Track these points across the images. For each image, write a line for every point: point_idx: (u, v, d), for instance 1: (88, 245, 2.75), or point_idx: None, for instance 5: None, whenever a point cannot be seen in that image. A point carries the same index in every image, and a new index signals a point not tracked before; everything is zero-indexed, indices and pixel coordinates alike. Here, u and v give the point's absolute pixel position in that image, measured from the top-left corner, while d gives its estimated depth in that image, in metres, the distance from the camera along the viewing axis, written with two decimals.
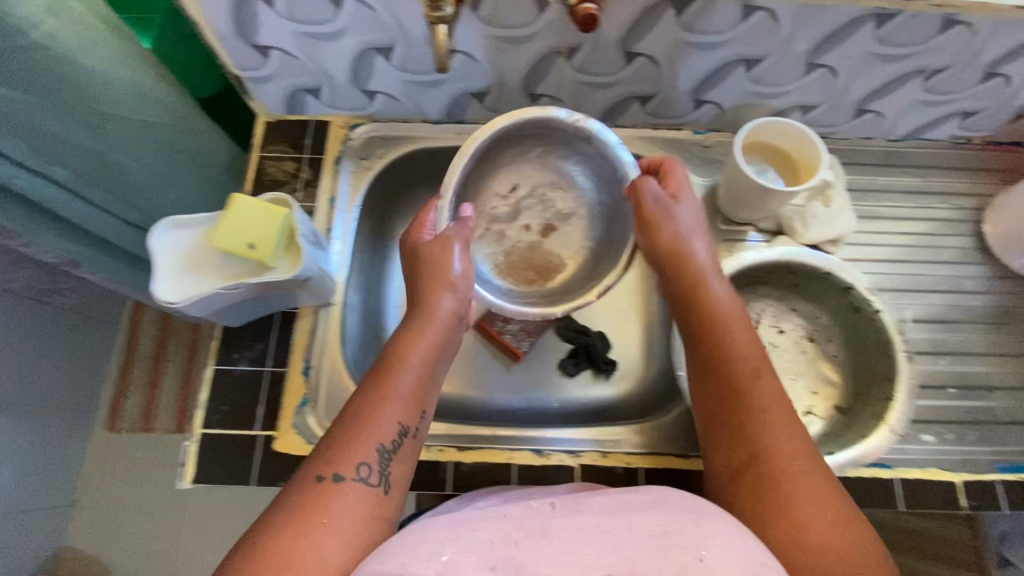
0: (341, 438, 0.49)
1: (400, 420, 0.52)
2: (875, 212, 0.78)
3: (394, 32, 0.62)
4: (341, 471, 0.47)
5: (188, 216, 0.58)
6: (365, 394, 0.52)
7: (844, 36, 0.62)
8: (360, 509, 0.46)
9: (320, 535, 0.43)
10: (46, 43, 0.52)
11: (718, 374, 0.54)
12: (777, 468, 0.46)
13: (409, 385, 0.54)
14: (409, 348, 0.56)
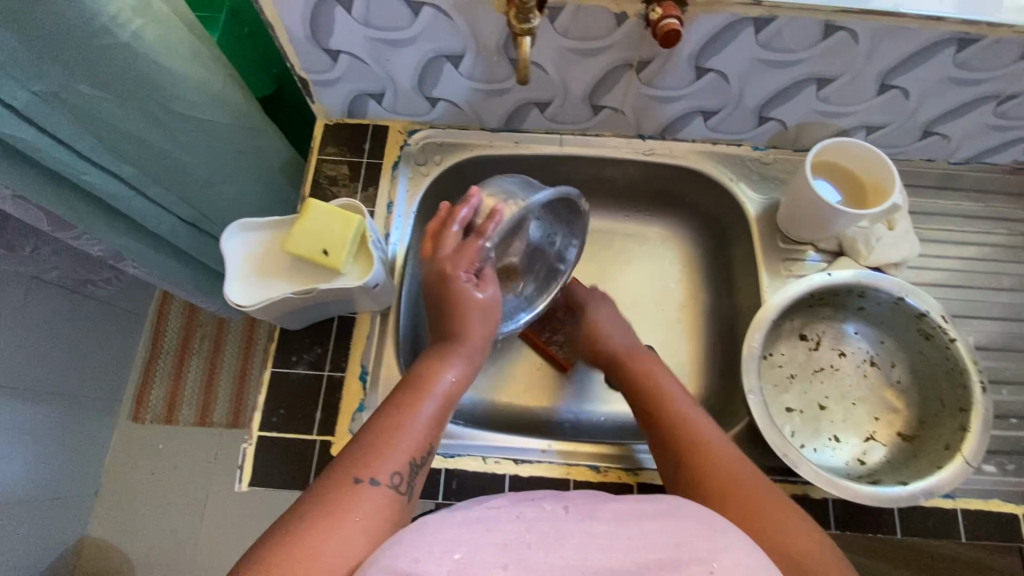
0: (371, 443, 0.50)
1: (430, 437, 0.53)
2: (937, 235, 0.76)
3: (467, 41, 0.62)
4: (376, 476, 0.47)
5: (262, 217, 0.59)
6: (396, 401, 0.54)
7: (922, 58, 0.61)
8: (388, 512, 0.46)
9: (351, 535, 0.43)
10: (133, 44, 0.53)
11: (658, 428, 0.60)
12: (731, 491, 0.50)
13: (438, 398, 0.55)
14: (442, 369, 0.58)
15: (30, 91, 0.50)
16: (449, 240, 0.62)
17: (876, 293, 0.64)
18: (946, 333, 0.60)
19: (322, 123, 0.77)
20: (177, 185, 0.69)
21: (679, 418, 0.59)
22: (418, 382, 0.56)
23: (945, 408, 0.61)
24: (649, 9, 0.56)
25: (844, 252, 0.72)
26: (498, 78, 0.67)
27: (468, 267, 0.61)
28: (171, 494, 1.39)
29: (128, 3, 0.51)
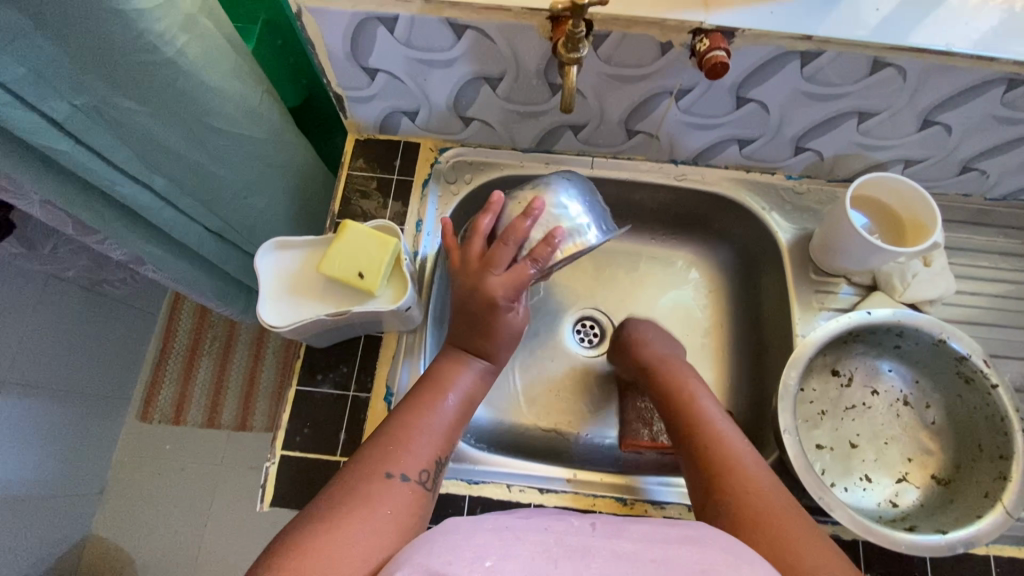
0: (397, 437, 0.53)
1: (449, 434, 0.56)
2: (975, 271, 0.74)
3: (508, 64, 0.61)
4: (406, 472, 0.51)
5: (296, 236, 0.59)
6: (416, 397, 0.57)
7: (969, 96, 0.60)
8: (414, 505, 0.50)
9: (381, 526, 0.46)
10: (177, 60, 0.53)
11: (684, 432, 0.60)
12: (752, 498, 0.51)
13: (457, 394, 0.58)
14: (461, 368, 0.60)
15: (70, 105, 0.50)
16: (503, 256, 0.59)
17: (914, 334, 0.63)
18: (988, 379, 0.59)
19: (353, 138, 0.76)
20: (206, 196, 0.69)
21: (705, 424, 0.59)
22: (437, 380, 0.59)
23: (983, 454, 0.60)
24: (696, 41, 0.55)
25: (878, 286, 0.71)
26: (535, 101, 0.67)
27: (513, 292, 0.59)
28: (176, 496, 1.37)
29: (175, 20, 0.51)
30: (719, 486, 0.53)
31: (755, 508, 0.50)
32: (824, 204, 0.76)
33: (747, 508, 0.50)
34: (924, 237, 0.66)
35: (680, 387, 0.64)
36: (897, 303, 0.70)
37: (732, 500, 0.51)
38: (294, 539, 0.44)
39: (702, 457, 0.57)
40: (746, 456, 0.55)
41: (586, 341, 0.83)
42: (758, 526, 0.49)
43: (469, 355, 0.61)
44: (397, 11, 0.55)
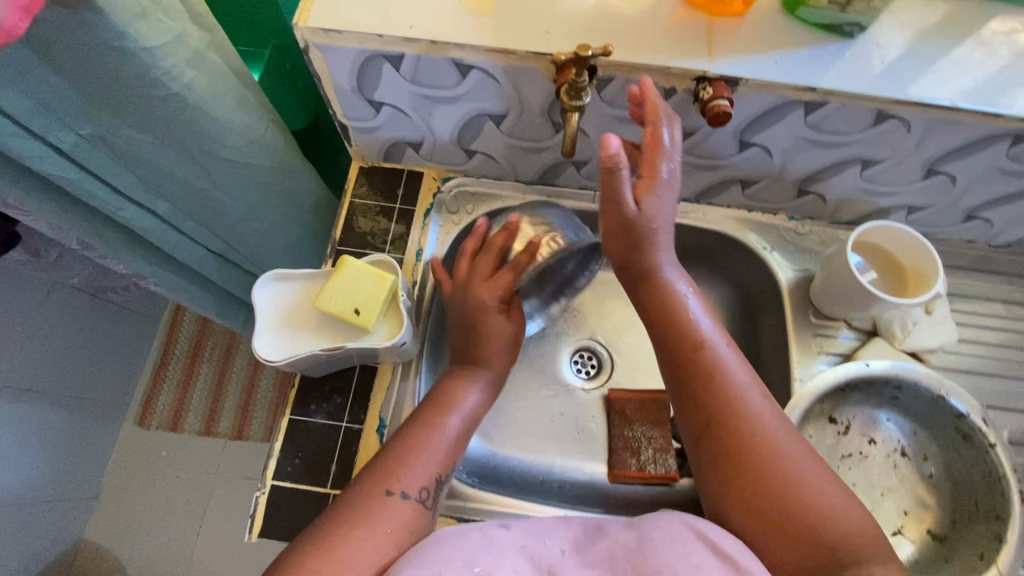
0: (399, 457, 0.53)
1: (454, 455, 0.56)
2: (978, 319, 0.73)
3: (512, 102, 0.61)
4: (405, 491, 0.51)
5: (295, 269, 0.60)
6: (420, 417, 0.57)
7: (974, 149, 0.60)
8: (413, 527, 0.49)
9: (376, 548, 0.47)
10: (184, 95, 0.53)
11: (683, 370, 0.55)
12: (758, 455, 0.49)
13: (459, 416, 0.58)
14: (465, 389, 0.61)
15: (76, 134, 0.51)
16: (485, 266, 0.64)
17: (914, 388, 0.63)
18: (986, 437, 0.60)
19: (357, 165, 0.77)
20: (208, 220, 0.69)
21: (711, 359, 0.54)
22: (444, 402, 0.59)
23: (979, 513, 0.60)
24: (699, 88, 0.56)
25: (878, 332, 0.70)
26: (539, 137, 0.67)
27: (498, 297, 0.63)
28: (168, 505, 1.37)
29: (182, 56, 0.51)
30: (721, 438, 0.51)
31: (757, 465, 0.48)
32: (827, 246, 0.75)
33: (753, 469, 0.49)
34: (925, 288, 0.66)
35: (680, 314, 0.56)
36: (897, 350, 0.69)
37: (737, 459, 0.49)
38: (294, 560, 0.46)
39: (703, 404, 0.53)
40: (751, 398, 0.52)
41: (584, 372, 0.82)
42: (765, 489, 0.48)
43: (478, 368, 0.63)
44: (403, 49, 0.56)
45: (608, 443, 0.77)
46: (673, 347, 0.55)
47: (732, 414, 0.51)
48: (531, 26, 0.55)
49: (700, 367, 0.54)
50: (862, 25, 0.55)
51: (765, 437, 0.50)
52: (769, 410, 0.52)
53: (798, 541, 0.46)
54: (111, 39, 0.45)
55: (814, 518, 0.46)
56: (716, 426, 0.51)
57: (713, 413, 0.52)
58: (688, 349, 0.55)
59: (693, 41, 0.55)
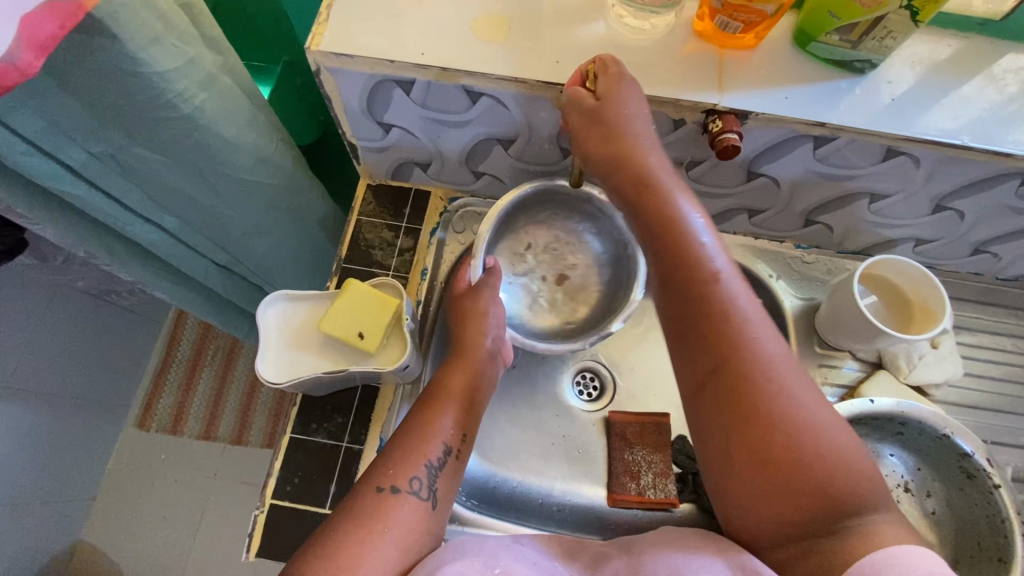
0: (393, 453, 0.55)
1: (450, 442, 0.57)
2: (984, 353, 0.73)
3: (521, 127, 0.62)
4: (397, 484, 0.52)
5: (302, 290, 0.62)
6: (418, 413, 0.59)
7: (982, 187, 0.60)
8: (414, 522, 0.50)
9: (378, 544, 0.47)
10: (195, 116, 0.53)
11: (694, 310, 0.51)
12: (768, 406, 0.47)
13: (456, 407, 0.59)
14: (458, 374, 0.62)
15: (87, 153, 0.52)
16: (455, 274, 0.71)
17: (918, 425, 0.63)
18: (990, 478, 0.60)
19: (365, 183, 0.77)
20: (215, 234, 0.69)
21: (721, 298, 0.50)
22: (439, 393, 0.60)
23: (982, 552, 0.60)
24: (709, 120, 0.56)
25: (883, 365, 0.70)
26: (547, 161, 0.67)
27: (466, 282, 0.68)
28: (165, 509, 1.36)
29: (195, 79, 0.52)
30: (729, 387, 0.48)
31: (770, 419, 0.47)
32: (833, 275, 0.75)
33: (760, 421, 0.47)
34: (931, 325, 0.65)
35: (685, 239, 0.52)
36: (901, 384, 0.69)
37: (745, 412, 0.47)
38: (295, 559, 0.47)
39: (710, 347, 0.50)
40: (765, 342, 0.49)
41: (585, 394, 0.81)
42: (772, 443, 0.46)
43: (473, 350, 0.63)
44: (414, 75, 0.56)
45: (607, 467, 0.76)
46: (679, 281, 0.52)
47: (744, 360, 0.48)
48: (541, 56, 0.56)
49: (710, 308, 0.50)
50: (873, 62, 0.55)
51: (778, 386, 0.47)
52: (779, 355, 0.49)
53: (805, 495, 0.45)
54: (126, 63, 0.45)
55: (822, 473, 0.45)
56: (725, 374, 0.48)
57: (722, 359, 0.49)
58: (695, 286, 0.51)
59: (703, 74, 0.56)
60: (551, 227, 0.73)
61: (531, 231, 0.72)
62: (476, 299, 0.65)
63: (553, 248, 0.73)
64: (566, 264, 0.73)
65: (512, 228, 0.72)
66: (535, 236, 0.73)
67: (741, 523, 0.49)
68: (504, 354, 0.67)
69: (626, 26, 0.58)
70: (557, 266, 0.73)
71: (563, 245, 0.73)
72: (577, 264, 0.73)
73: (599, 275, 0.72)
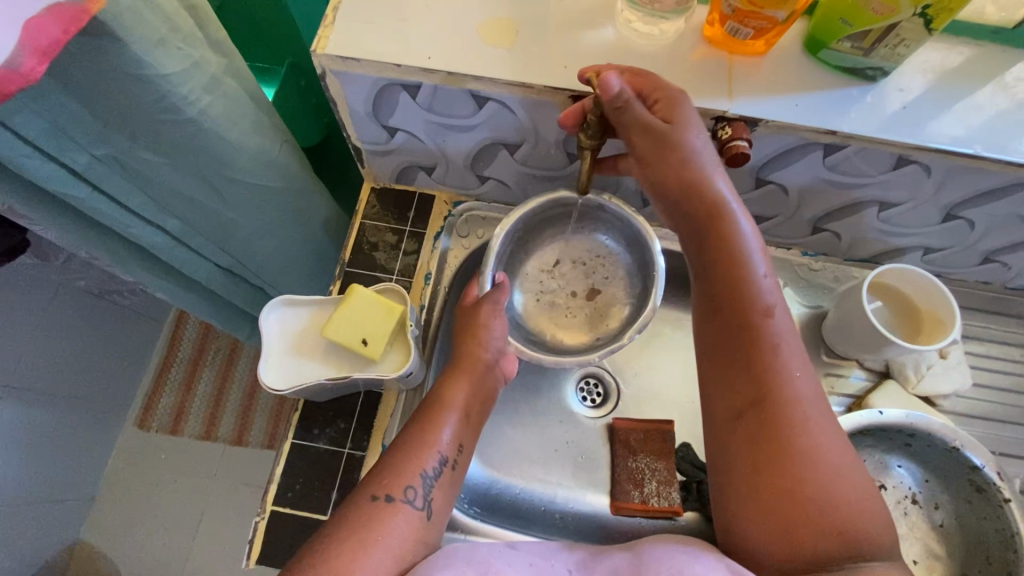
0: (390, 461, 0.54)
1: (448, 452, 0.56)
2: (992, 364, 0.72)
3: (527, 132, 0.61)
4: (391, 493, 0.52)
5: (304, 296, 0.61)
6: (417, 421, 0.58)
7: (993, 197, 0.59)
8: (408, 532, 0.50)
9: (371, 553, 0.47)
10: (199, 119, 0.53)
11: (742, 335, 0.53)
12: (802, 439, 0.48)
13: (456, 416, 0.58)
14: (456, 385, 0.60)
15: (90, 155, 0.51)
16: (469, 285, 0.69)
17: (928, 437, 0.62)
18: (1000, 492, 0.59)
19: (369, 186, 0.76)
20: (218, 237, 0.69)
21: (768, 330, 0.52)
22: (437, 404, 0.59)
23: (992, 567, 0.60)
24: (718, 127, 0.55)
25: (890, 374, 0.70)
26: (553, 166, 0.66)
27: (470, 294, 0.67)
28: (164, 509, 1.35)
29: (200, 82, 0.51)
30: (766, 414, 0.50)
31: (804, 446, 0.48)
32: (840, 283, 0.75)
33: (790, 451, 0.48)
34: (940, 335, 0.65)
35: (740, 272, 0.53)
36: (909, 394, 0.68)
37: (778, 440, 0.49)
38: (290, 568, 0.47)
39: (753, 375, 0.51)
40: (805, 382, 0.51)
41: (589, 400, 0.80)
42: (797, 473, 0.47)
43: (472, 361, 0.62)
44: (420, 79, 0.55)
45: (610, 474, 0.76)
46: (726, 309, 0.54)
47: (784, 393, 0.50)
48: (549, 60, 0.55)
49: (757, 340, 0.52)
50: (885, 70, 0.55)
51: (815, 424, 0.49)
52: (819, 397, 0.51)
53: (819, 524, 0.46)
54: (130, 66, 0.45)
55: (839, 511, 0.46)
56: (765, 402, 0.50)
57: (765, 388, 0.50)
58: (745, 317, 0.53)
59: (712, 80, 0.55)
60: (584, 241, 0.73)
61: (564, 245, 0.73)
62: (476, 313, 0.63)
63: (583, 263, 0.74)
64: (600, 278, 0.73)
65: (536, 242, 0.73)
66: (570, 251, 0.74)
67: (741, 541, 0.49)
68: (507, 366, 0.65)
69: (635, 31, 0.57)
70: (587, 280, 0.74)
71: (593, 261, 0.73)
72: (611, 278, 0.73)
73: (632, 289, 0.71)
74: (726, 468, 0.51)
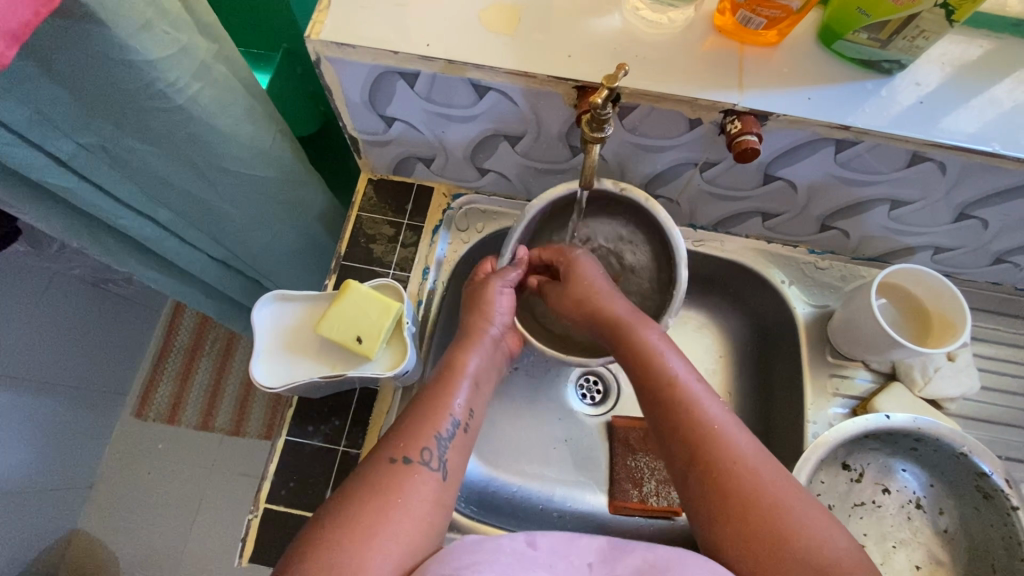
0: (405, 425, 0.52)
1: (459, 414, 0.54)
2: (1001, 368, 0.70)
3: (529, 123, 0.59)
4: (409, 455, 0.49)
5: (297, 291, 0.60)
6: (428, 389, 0.55)
7: (1009, 196, 0.57)
8: (426, 494, 0.48)
9: (389, 519, 0.45)
10: (189, 107, 0.51)
11: (660, 407, 0.55)
12: (738, 481, 0.49)
13: (466, 388, 0.56)
14: (465, 355, 0.59)
15: (75, 143, 0.49)
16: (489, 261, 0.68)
17: (935, 442, 0.61)
18: (1008, 499, 0.58)
19: (366, 178, 0.74)
20: (210, 227, 0.67)
21: (683, 395, 0.54)
22: (447, 370, 0.57)
23: None
24: (727, 121, 0.53)
25: (897, 376, 0.68)
26: (556, 159, 0.65)
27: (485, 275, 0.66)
28: (162, 498, 1.35)
29: (189, 68, 0.49)
30: (704, 470, 0.51)
31: (744, 487, 0.49)
32: (847, 282, 0.73)
33: (737, 497, 0.48)
34: (950, 337, 0.64)
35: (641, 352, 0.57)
36: (915, 396, 0.67)
37: (720, 489, 0.49)
38: (301, 549, 0.43)
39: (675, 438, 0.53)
40: (728, 429, 0.52)
41: (588, 398, 0.80)
42: (747, 510, 0.48)
43: (479, 338, 0.60)
44: (419, 67, 0.53)
45: (609, 473, 0.75)
46: (645, 393, 0.56)
47: (714, 442, 0.51)
48: (553, 49, 0.53)
49: (673, 403, 0.54)
50: (903, 63, 0.53)
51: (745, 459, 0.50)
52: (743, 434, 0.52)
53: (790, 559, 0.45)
54: (115, 51, 0.43)
55: (804, 541, 0.46)
56: (699, 463, 0.51)
57: (691, 444, 0.52)
58: (655, 386, 0.56)
59: (722, 72, 0.53)
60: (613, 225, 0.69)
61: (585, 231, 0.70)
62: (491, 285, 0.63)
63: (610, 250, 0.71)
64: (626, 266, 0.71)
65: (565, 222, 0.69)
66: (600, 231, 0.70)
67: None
68: (509, 344, 0.64)
69: (643, 19, 0.55)
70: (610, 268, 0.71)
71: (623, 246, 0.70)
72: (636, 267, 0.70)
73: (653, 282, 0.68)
74: (703, 532, 0.50)
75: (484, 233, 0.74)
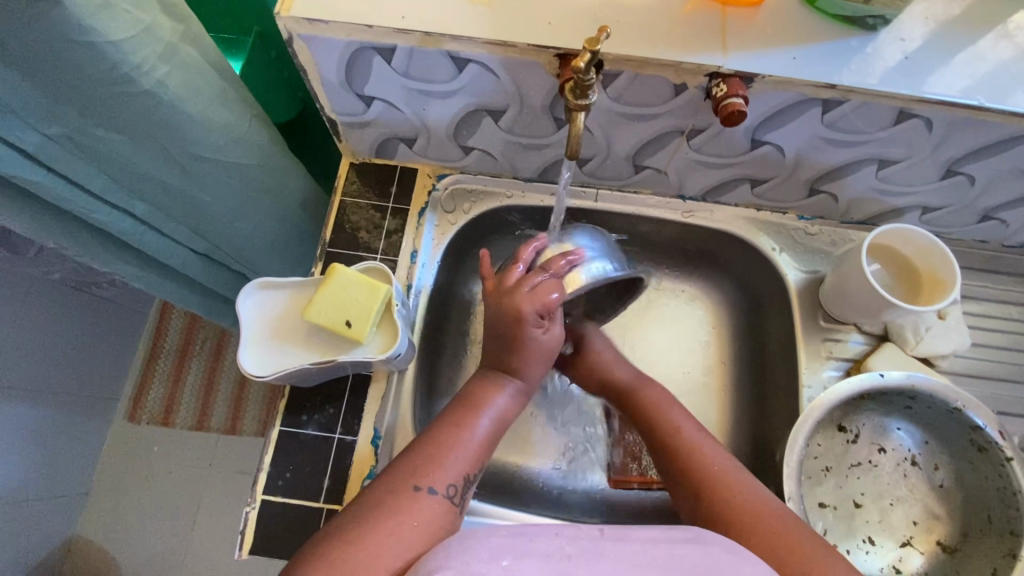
0: (424, 452, 0.52)
1: (483, 454, 0.55)
2: (988, 324, 0.71)
3: (511, 97, 0.58)
4: (432, 485, 0.49)
5: (280, 278, 0.59)
6: (449, 416, 0.56)
7: (994, 151, 0.57)
8: (439, 520, 0.48)
9: (398, 542, 0.44)
10: (157, 91, 0.49)
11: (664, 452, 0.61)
12: (729, 496, 0.54)
13: (491, 417, 0.58)
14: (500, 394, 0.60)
15: (42, 135, 0.47)
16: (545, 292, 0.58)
17: (929, 398, 0.62)
18: (1002, 451, 0.59)
19: (348, 162, 0.73)
20: (189, 219, 0.65)
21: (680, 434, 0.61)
22: (472, 402, 0.58)
23: (991, 526, 0.60)
24: (712, 84, 0.53)
25: (889, 337, 0.68)
26: (540, 133, 0.63)
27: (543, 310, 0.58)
28: (161, 500, 1.34)
29: (155, 49, 0.47)
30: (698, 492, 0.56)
31: (731, 498, 0.54)
32: (838, 246, 0.73)
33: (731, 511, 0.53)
34: (941, 294, 0.64)
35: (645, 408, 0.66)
36: (908, 355, 0.67)
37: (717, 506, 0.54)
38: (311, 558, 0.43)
39: (680, 475, 0.58)
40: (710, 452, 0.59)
41: None
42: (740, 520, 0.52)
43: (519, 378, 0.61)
44: (395, 41, 0.52)
45: (608, 447, 0.75)
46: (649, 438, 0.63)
47: (699, 463, 0.58)
48: (533, 17, 0.52)
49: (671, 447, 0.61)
50: (885, 17, 0.52)
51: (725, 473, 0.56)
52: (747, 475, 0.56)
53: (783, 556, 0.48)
54: (73, 32, 0.41)
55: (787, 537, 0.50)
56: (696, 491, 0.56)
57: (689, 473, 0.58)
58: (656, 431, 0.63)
59: (705, 35, 0.52)
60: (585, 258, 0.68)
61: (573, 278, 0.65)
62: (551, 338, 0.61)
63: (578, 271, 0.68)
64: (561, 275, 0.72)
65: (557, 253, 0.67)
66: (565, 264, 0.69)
67: None
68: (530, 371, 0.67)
69: None
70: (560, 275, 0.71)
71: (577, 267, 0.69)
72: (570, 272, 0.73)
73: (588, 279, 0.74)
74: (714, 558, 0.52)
75: (471, 215, 0.73)
